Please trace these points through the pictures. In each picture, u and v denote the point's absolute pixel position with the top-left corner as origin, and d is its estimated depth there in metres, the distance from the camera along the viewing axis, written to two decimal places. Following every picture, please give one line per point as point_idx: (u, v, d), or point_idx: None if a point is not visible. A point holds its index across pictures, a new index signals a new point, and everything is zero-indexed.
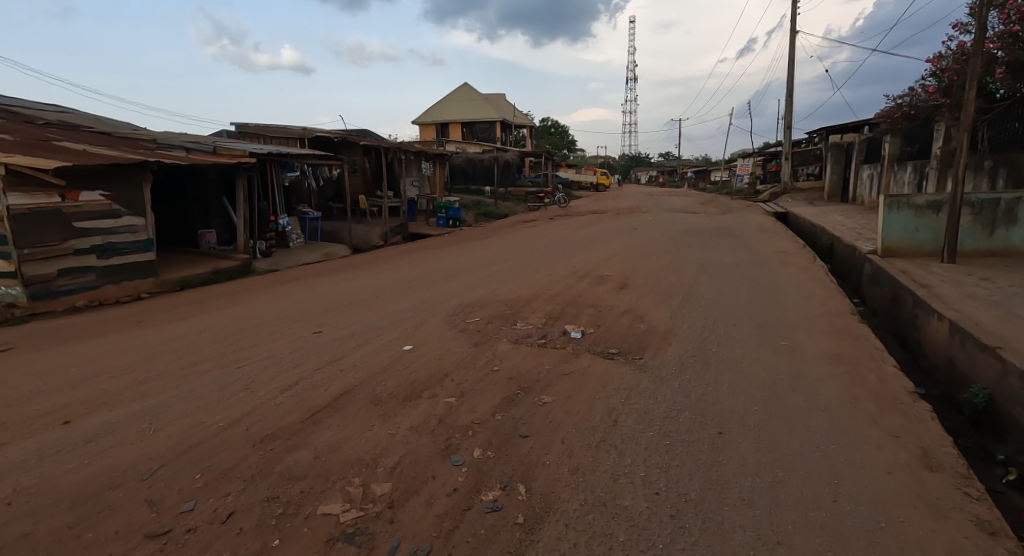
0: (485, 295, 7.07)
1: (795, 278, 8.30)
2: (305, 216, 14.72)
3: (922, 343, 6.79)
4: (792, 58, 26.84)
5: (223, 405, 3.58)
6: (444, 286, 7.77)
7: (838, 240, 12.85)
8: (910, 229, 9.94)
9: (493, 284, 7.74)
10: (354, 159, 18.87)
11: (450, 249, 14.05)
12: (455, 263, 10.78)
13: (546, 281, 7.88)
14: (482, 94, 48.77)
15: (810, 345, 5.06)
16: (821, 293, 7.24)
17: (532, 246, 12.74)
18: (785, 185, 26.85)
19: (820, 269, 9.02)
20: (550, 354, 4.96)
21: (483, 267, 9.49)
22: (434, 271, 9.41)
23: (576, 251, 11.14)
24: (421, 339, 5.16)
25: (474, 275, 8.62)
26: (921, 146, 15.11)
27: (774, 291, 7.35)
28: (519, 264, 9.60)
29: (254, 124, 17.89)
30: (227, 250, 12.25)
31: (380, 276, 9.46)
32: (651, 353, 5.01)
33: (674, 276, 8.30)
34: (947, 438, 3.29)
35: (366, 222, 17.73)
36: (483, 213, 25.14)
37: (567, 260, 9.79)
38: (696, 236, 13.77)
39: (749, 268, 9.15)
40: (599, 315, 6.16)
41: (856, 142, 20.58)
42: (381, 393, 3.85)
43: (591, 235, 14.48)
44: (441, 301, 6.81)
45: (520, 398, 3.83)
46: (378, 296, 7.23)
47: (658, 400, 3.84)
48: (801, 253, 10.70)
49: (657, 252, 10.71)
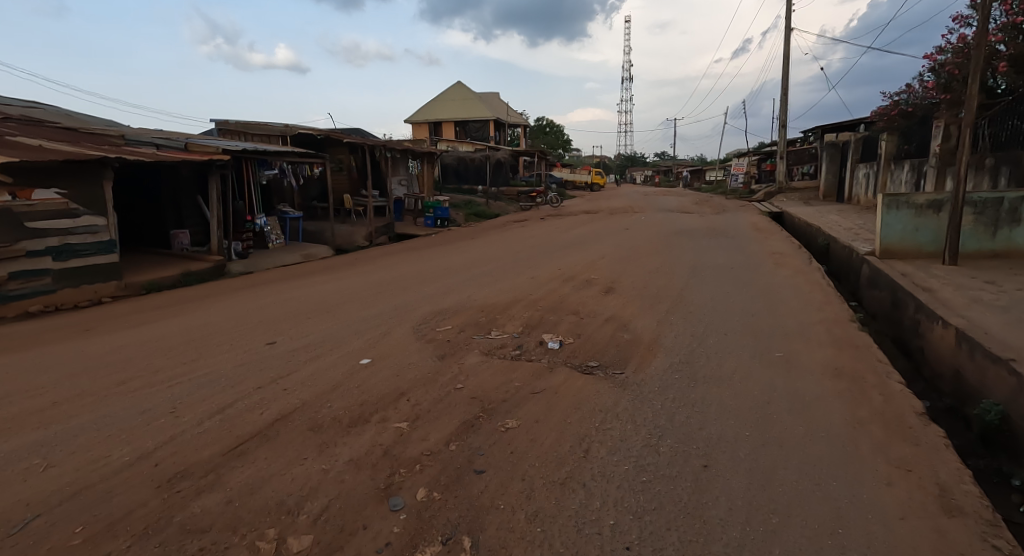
0: (460, 301, 6.63)
1: (790, 282, 7.89)
2: (286, 215, 14.25)
3: (926, 352, 6.38)
4: (787, 55, 26.47)
5: (136, 433, 3.13)
6: (419, 290, 7.33)
7: (835, 241, 12.46)
8: (909, 229, 9.56)
9: (471, 289, 7.30)
10: (339, 157, 18.38)
11: (435, 250, 13.60)
12: (437, 264, 10.34)
13: (527, 285, 7.45)
14: (475, 93, 48.28)
15: (806, 357, 4.64)
16: (818, 298, 6.83)
17: (519, 247, 12.29)
18: (781, 184, 26.52)
19: (816, 272, 8.62)
20: (522, 368, 4.52)
21: (463, 270, 9.05)
22: (413, 274, 8.97)
23: (564, 252, 10.71)
24: (382, 351, 4.72)
25: (453, 278, 8.18)
26: (918, 143, 14.71)
27: (767, 296, 6.94)
28: (501, 266, 9.16)
29: (235, 121, 17.40)
30: (200, 251, 11.76)
31: (356, 280, 9.01)
32: (634, 366, 4.58)
33: (663, 280, 7.87)
34: (965, 472, 2.87)
35: (351, 222, 17.26)
36: (474, 213, 24.69)
37: (553, 262, 9.36)
38: (688, 236, 13.35)
39: (741, 271, 8.74)
40: (580, 323, 5.73)
41: (852, 141, 20.21)
42: (323, 417, 3.40)
43: (581, 235, 14.05)
44: (412, 307, 6.37)
45: (481, 423, 3.38)
46: (347, 302, 6.79)
47: (637, 425, 3.41)
48: (797, 254, 10.30)
49: (647, 253, 10.30)
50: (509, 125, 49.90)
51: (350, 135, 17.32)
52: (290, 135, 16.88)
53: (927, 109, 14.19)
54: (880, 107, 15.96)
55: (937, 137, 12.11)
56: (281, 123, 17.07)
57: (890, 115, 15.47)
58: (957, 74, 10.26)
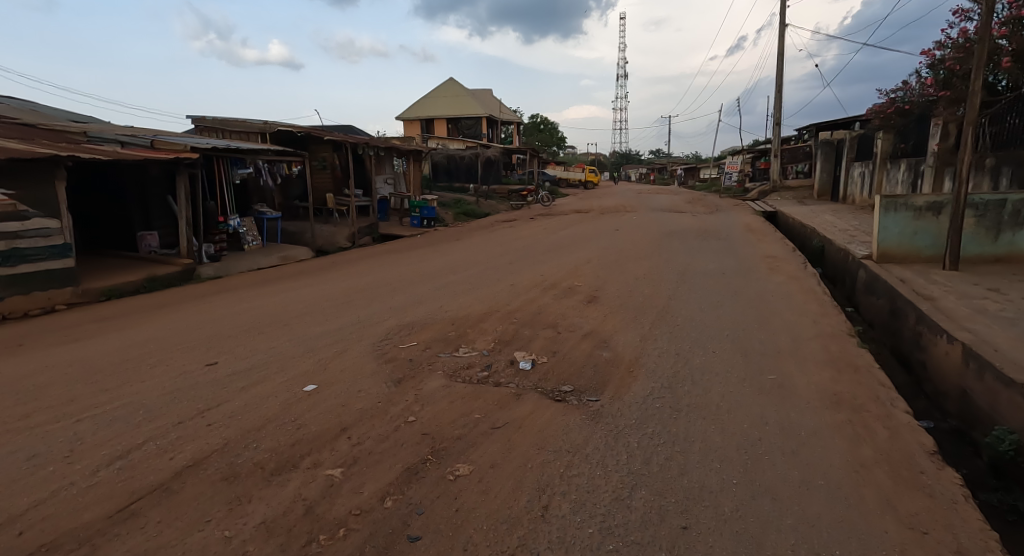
0: (430, 313, 6.16)
1: (784, 289, 7.47)
2: (263, 216, 13.72)
3: (928, 366, 5.96)
4: (781, 52, 26.08)
5: (15, 487, 2.66)
6: (388, 300, 6.86)
7: (830, 243, 12.07)
8: (907, 233, 9.16)
9: (444, 298, 6.83)
10: (322, 155, 17.83)
11: (417, 252, 13.13)
12: (415, 269, 9.87)
13: (505, 294, 6.98)
14: (467, 89, 47.74)
15: (801, 381, 4.20)
16: (813, 308, 6.40)
17: (503, 249, 11.82)
18: (775, 183, 26.15)
19: (811, 278, 8.20)
20: (487, 394, 4.06)
21: (440, 276, 8.59)
22: (387, 280, 8.50)
23: (548, 256, 10.25)
24: (332, 374, 4.24)
25: (427, 285, 7.71)
26: (915, 142, 14.31)
27: (759, 306, 6.50)
28: (480, 272, 8.69)
29: (212, 118, 16.86)
30: (170, 254, 11.35)
31: (327, 286, 8.53)
32: (611, 392, 4.13)
33: (649, 288, 7.44)
34: (991, 536, 2.42)
35: (333, 223, 16.75)
36: (463, 212, 24.20)
37: (535, 267, 8.91)
38: (679, 238, 12.92)
39: (732, 277, 8.32)
40: (556, 338, 5.28)
41: (847, 139, 19.82)
42: (242, 462, 2.92)
43: (568, 237, 13.59)
44: (377, 319, 5.90)
45: (426, 470, 2.92)
46: (308, 313, 6.31)
47: (608, 470, 2.95)
48: (791, 258, 9.87)
49: (634, 257, 9.86)
50: (502, 122, 49.39)
51: (332, 132, 16.78)
52: (269, 132, 16.33)
53: (924, 107, 13.80)
54: (876, 105, 15.56)
55: (934, 136, 11.72)
56: (259, 120, 16.53)
57: (887, 114, 15.07)
58: (958, 70, 9.85)
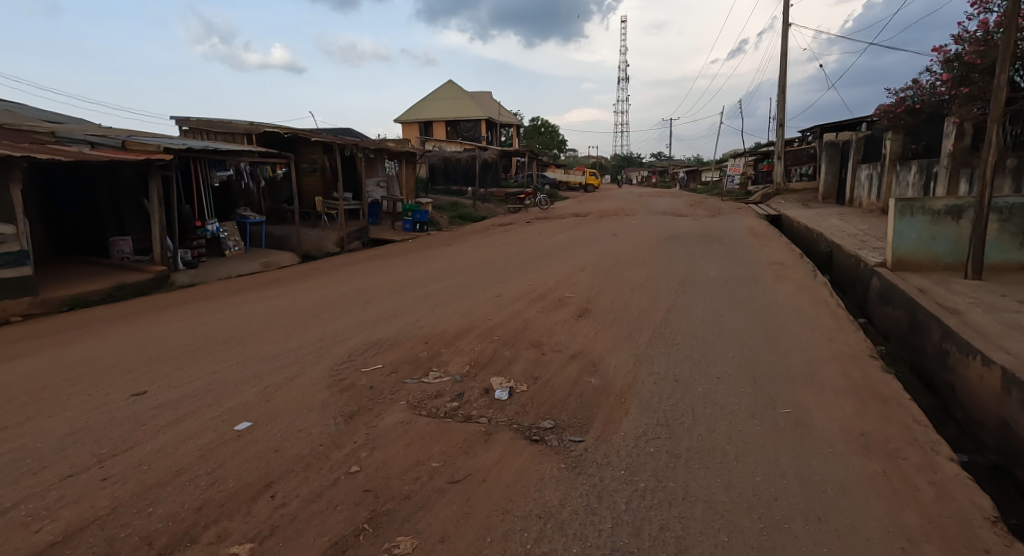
0: (403, 329, 5.57)
1: (794, 301, 6.86)
2: (245, 219, 13.18)
3: (957, 390, 5.36)
4: (785, 51, 25.46)
5: None
6: (360, 313, 6.28)
7: (839, 249, 11.47)
8: (925, 238, 8.56)
9: (422, 311, 6.25)
10: (311, 158, 17.32)
11: (406, 257, 12.57)
12: (398, 276, 9.30)
13: (488, 307, 6.39)
14: (466, 91, 47.28)
15: (821, 417, 3.59)
16: (828, 324, 5.79)
17: (495, 255, 11.24)
18: (778, 186, 25.57)
19: (823, 288, 7.60)
20: (454, 431, 3.47)
21: (423, 285, 8.00)
22: (365, 290, 7.91)
23: (540, 263, 9.66)
24: (274, 405, 3.65)
25: (406, 296, 7.13)
26: (927, 142, 13.75)
27: (768, 321, 5.90)
28: (466, 281, 8.11)
29: (196, 119, 16.31)
30: (143, 261, 10.70)
31: (301, 296, 7.95)
32: (598, 429, 3.53)
33: (646, 299, 6.84)
34: None
35: (321, 227, 16.20)
36: (459, 215, 23.65)
37: (525, 276, 8.32)
38: (679, 243, 12.34)
39: (737, 286, 7.71)
40: (539, 361, 4.68)
41: (853, 141, 19.22)
42: (128, 535, 2.33)
43: (564, 242, 13.00)
44: (345, 336, 5.31)
45: (359, 546, 2.32)
46: (270, 328, 5.72)
47: (588, 547, 2.35)
48: (799, 265, 9.26)
49: (631, 265, 9.26)
50: (501, 124, 48.87)
51: (321, 134, 16.22)
52: (255, 133, 15.77)
53: (936, 107, 13.22)
54: (884, 105, 14.97)
55: (949, 135, 11.16)
56: (245, 121, 15.97)
57: (896, 113, 14.48)
58: (978, 64, 9.24)
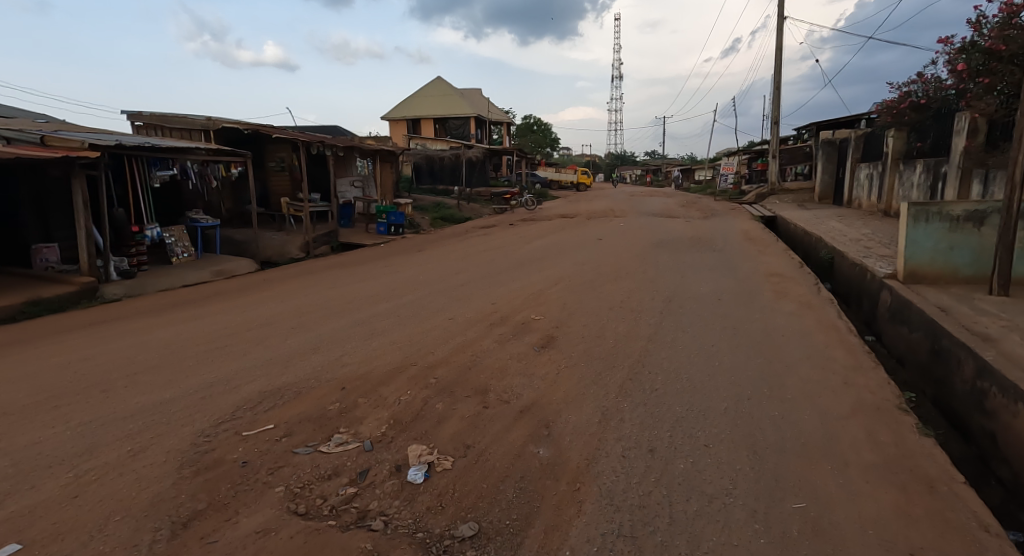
0: (320, 367, 4.52)
1: (798, 326, 5.86)
2: (195, 223, 12.10)
3: (1001, 443, 4.37)
4: (780, 46, 24.49)
5: None
6: (280, 342, 5.24)
7: (841, 256, 10.52)
8: (942, 247, 7.61)
9: (353, 341, 5.18)
10: (279, 156, 16.33)
11: (372, 264, 11.52)
12: (351, 289, 8.25)
13: (435, 337, 5.34)
14: (456, 89, 46.14)
15: (850, 523, 2.58)
16: (841, 359, 4.77)
17: (465, 263, 10.23)
18: (772, 186, 24.71)
19: (829, 308, 6.61)
20: (328, 548, 2.42)
21: (371, 303, 6.95)
22: (303, 308, 6.85)
23: (512, 275, 8.64)
24: (79, 505, 2.58)
25: (344, 319, 6.07)
26: (933, 139, 12.78)
27: (768, 355, 4.88)
28: (420, 298, 7.07)
29: (150, 114, 15.16)
30: (70, 270, 9.59)
31: (228, 314, 6.87)
32: (537, 542, 2.49)
33: (623, 324, 5.81)
34: None
35: (286, 232, 15.14)
36: (441, 217, 22.55)
37: (489, 292, 7.30)
38: (668, 250, 11.34)
39: (730, 305, 6.70)
40: (477, 419, 3.63)
41: (852, 138, 18.28)
42: None
43: (544, 248, 11.97)
44: (242, 377, 4.25)
45: None
46: (159, 364, 4.65)
47: None
48: (800, 277, 8.28)
49: (612, 277, 8.25)
50: (491, 122, 47.76)
51: (285, 130, 15.13)
52: (213, 129, 14.70)
53: (943, 101, 12.35)
54: (886, 101, 14.11)
55: (961, 132, 10.24)
56: (202, 116, 14.84)
57: (899, 109, 13.59)
58: (1001, 51, 8.36)
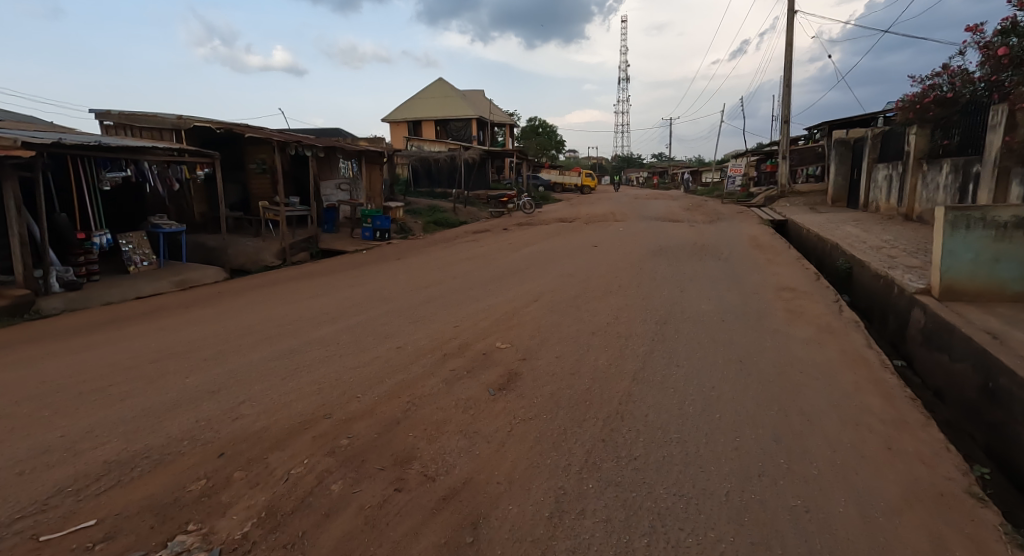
0: (205, 417, 3.51)
1: (819, 358, 4.81)
2: (156, 228, 11.22)
3: None
4: (791, 42, 23.30)
5: None
6: (180, 379, 4.25)
7: (861, 266, 9.45)
8: (985, 259, 6.54)
9: (266, 380, 4.19)
10: (260, 157, 15.42)
11: (344, 274, 10.57)
12: (303, 304, 7.27)
13: (371, 375, 4.33)
14: (457, 89, 45.25)
15: None
16: (879, 410, 3.72)
17: (442, 274, 9.26)
18: (782, 188, 23.57)
19: (856, 333, 5.54)
20: None
21: (316, 324, 5.98)
22: (236, 330, 5.87)
23: (489, 289, 7.65)
24: None
25: (272, 347, 5.07)
26: (963, 135, 11.62)
27: (782, 404, 3.84)
28: (373, 319, 6.07)
29: (119, 112, 14.30)
30: (6, 282, 8.70)
31: (148, 336, 5.87)
32: None
33: (604, 357, 4.78)
34: None
35: (261, 238, 14.25)
36: (434, 220, 21.59)
37: (457, 312, 6.31)
38: (669, 258, 10.29)
39: (736, 330, 5.65)
40: (382, 513, 2.61)
41: (868, 137, 17.14)
42: None
43: (533, 256, 10.96)
44: (95, 434, 3.26)
45: None
46: (8, 413, 3.67)
47: None
48: (817, 292, 7.24)
49: (600, 292, 7.25)
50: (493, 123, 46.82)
51: (261, 129, 14.20)
52: (184, 128, 13.82)
53: (972, 94, 11.25)
54: (908, 95, 13.03)
55: (997, 127, 9.18)
56: (173, 114, 13.95)
57: (922, 104, 12.50)
58: None
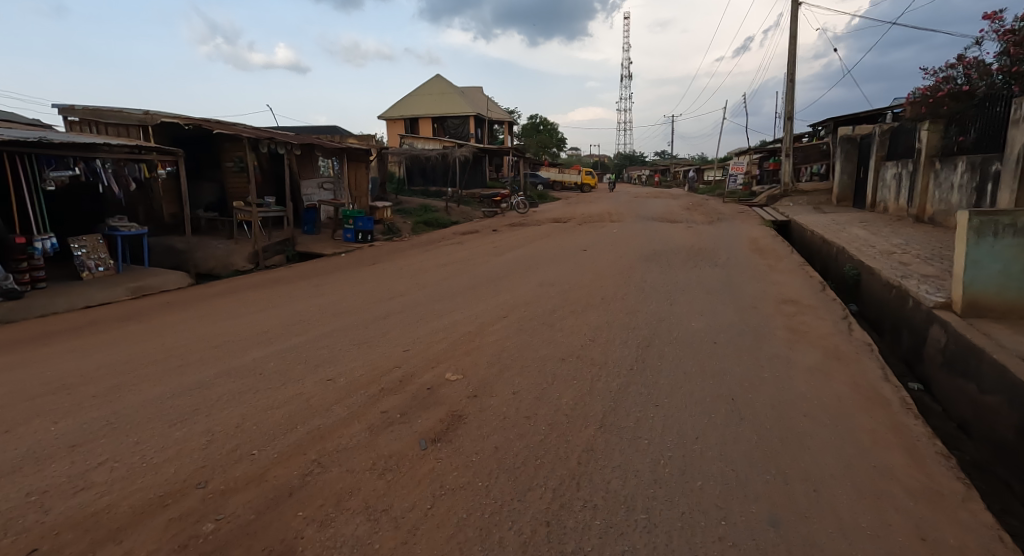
0: (40, 488, 2.74)
1: (825, 394, 4.04)
2: (113, 231, 10.49)
3: None
4: (795, 35, 22.40)
5: None
6: (48, 424, 3.48)
7: (870, 273, 8.66)
8: (1015, 271, 5.74)
9: (150, 427, 3.42)
10: (237, 155, 14.67)
11: (312, 280, 9.83)
12: (249, 318, 6.50)
13: (279, 420, 3.54)
14: (455, 86, 44.38)
15: None
16: (904, 477, 2.95)
17: (413, 282, 8.49)
18: (786, 187, 22.73)
19: (869, 360, 4.75)
20: None
21: (248, 345, 5.21)
22: (155, 353, 5.10)
23: (458, 302, 6.89)
24: None
25: (179, 379, 4.30)
26: (979, 131, 10.82)
27: (782, 465, 3.07)
28: (314, 340, 5.30)
29: (84, 107, 13.55)
30: None
31: (53, 359, 5.10)
32: None
33: (570, 395, 4.00)
34: None
35: (235, 240, 13.52)
36: (424, 220, 20.78)
37: (414, 332, 5.55)
38: (662, 264, 9.49)
39: (730, 355, 4.87)
40: None
41: (875, 134, 16.30)
42: None
43: (516, 261, 10.18)
44: None
45: None
46: None
47: None
48: (823, 307, 6.46)
49: (579, 307, 6.46)
50: (492, 121, 45.98)
51: (233, 126, 13.43)
52: (152, 125, 13.06)
53: (989, 87, 10.42)
54: (920, 88, 12.24)
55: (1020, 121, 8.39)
56: (140, 109, 13.11)
57: (935, 98, 11.70)
58: None
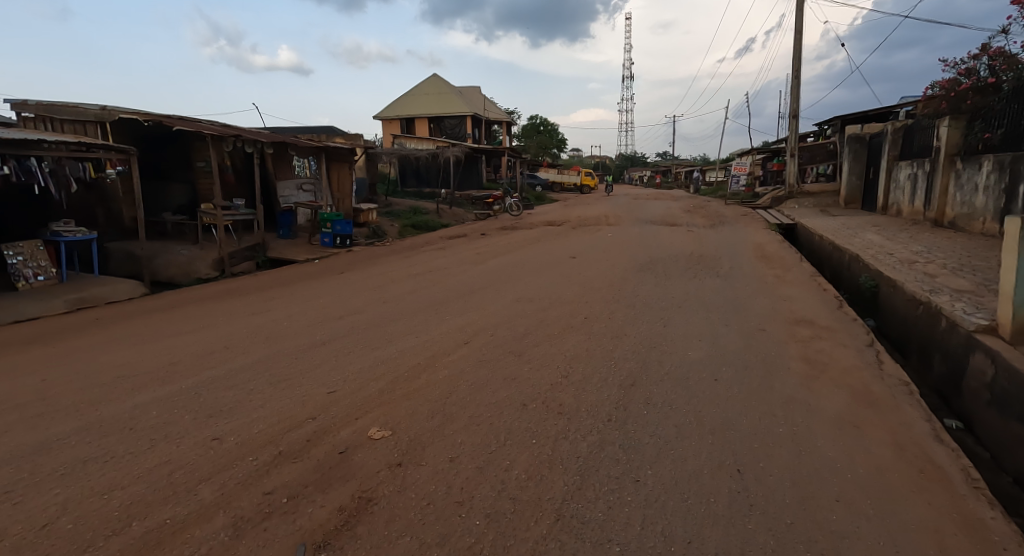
0: None
1: (863, 463, 3.06)
2: (56, 236, 9.51)
3: None
4: (800, 30, 21.42)
5: None
6: None
7: (892, 286, 7.65)
8: None
9: None
10: (207, 154, 13.71)
11: (270, 291, 8.86)
12: (169, 342, 5.53)
13: (115, 507, 2.57)
14: (452, 86, 43.46)
15: None
16: None
17: (376, 296, 7.53)
18: (791, 188, 21.66)
19: (910, 408, 3.75)
20: None
21: (144, 382, 4.24)
22: (23, 394, 4.12)
23: (417, 322, 5.91)
24: None
25: (24, 438, 3.33)
26: (1007, 127, 9.82)
27: None
28: (225, 376, 4.32)
29: (38, 103, 12.59)
30: None
31: None
32: None
33: (525, 466, 3.02)
34: None
35: (200, 245, 12.57)
36: (411, 223, 19.80)
37: (351, 364, 4.58)
38: (658, 275, 8.51)
39: (736, 399, 3.87)
40: None
41: (887, 132, 15.30)
42: None
43: (497, 271, 9.21)
44: None
45: None
46: None
47: None
48: (844, 331, 5.45)
49: (557, 330, 5.47)
50: (489, 120, 45.08)
51: (197, 123, 12.47)
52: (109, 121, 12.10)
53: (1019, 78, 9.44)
54: (939, 82, 11.26)
55: None
56: (95, 104, 12.21)
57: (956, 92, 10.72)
58: None
